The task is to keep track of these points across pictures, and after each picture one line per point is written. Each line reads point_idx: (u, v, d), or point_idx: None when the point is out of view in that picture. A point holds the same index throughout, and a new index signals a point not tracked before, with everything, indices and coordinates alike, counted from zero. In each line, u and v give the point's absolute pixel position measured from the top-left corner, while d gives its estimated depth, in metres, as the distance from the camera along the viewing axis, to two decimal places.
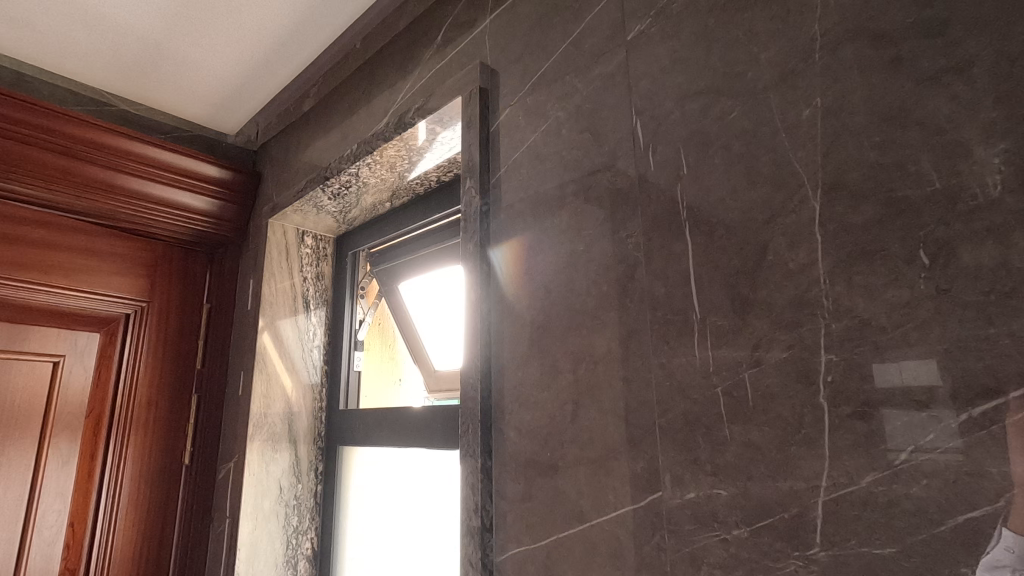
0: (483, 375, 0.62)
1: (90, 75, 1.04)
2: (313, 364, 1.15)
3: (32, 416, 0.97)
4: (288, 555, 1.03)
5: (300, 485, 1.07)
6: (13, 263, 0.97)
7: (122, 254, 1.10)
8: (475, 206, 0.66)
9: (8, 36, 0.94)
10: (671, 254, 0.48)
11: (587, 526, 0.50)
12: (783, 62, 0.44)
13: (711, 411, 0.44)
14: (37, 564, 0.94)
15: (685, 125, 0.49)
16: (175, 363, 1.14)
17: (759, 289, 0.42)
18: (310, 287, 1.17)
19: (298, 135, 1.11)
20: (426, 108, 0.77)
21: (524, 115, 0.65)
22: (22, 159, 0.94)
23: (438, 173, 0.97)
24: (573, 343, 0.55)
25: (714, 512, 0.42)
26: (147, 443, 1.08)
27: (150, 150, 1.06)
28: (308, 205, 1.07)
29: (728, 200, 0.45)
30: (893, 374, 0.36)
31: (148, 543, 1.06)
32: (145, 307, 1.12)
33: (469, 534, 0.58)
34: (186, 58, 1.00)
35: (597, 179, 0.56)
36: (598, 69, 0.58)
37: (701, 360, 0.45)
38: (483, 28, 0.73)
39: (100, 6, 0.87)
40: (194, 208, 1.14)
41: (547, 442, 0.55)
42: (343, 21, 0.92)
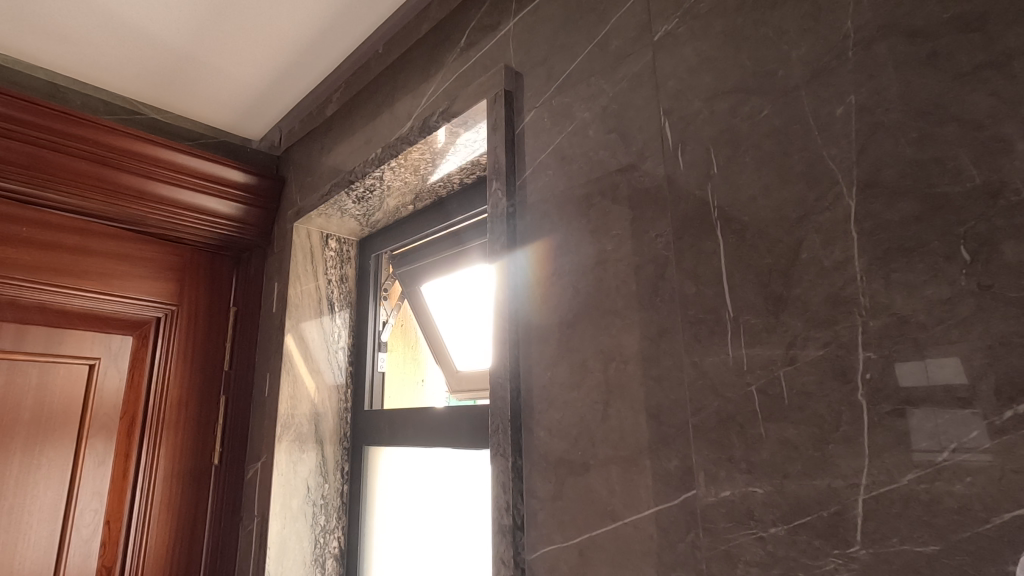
0: (511, 374, 0.62)
1: (122, 85, 1.07)
2: (338, 365, 1.16)
3: (70, 417, 1.00)
4: (316, 554, 1.04)
5: (327, 485, 1.09)
6: (49, 268, 1.00)
7: (153, 259, 1.13)
8: (502, 207, 0.66)
9: (44, 49, 0.97)
10: (702, 253, 0.48)
11: (619, 524, 0.51)
12: (814, 60, 0.44)
13: (745, 409, 0.44)
14: (76, 561, 0.97)
15: (714, 124, 0.49)
16: (204, 365, 1.16)
17: (793, 287, 0.42)
18: (334, 289, 1.19)
19: (321, 140, 1.12)
20: (450, 111, 0.78)
21: (550, 116, 0.65)
22: (58, 168, 0.97)
23: (461, 176, 0.98)
24: (603, 342, 0.55)
25: (750, 511, 0.42)
26: (178, 444, 1.11)
27: (179, 156, 1.09)
28: (332, 208, 1.09)
29: (760, 198, 0.45)
30: (920, 372, 0.36)
31: (180, 541, 1.08)
32: (175, 310, 1.15)
33: (501, 532, 0.59)
34: (213, 67, 1.02)
35: (625, 180, 0.56)
36: (624, 70, 0.58)
37: (734, 359, 0.45)
38: (507, 31, 0.74)
39: (133, 19, 0.90)
40: (221, 212, 1.17)
41: (578, 441, 0.56)
42: (367, 26, 0.94)
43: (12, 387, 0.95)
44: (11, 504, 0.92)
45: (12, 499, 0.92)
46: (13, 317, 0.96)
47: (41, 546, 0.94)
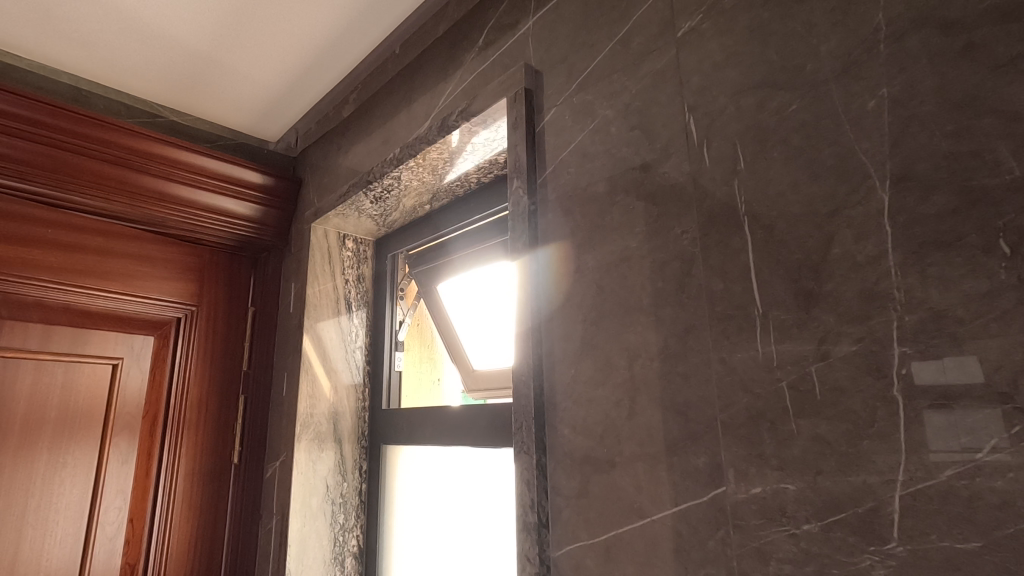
0: (534, 371, 0.62)
1: (143, 88, 1.08)
2: (356, 364, 1.17)
3: (94, 416, 1.01)
4: (336, 552, 1.05)
5: (346, 483, 1.09)
6: (73, 269, 1.01)
7: (173, 260, 1.14)
8: (523, 205, 0.67)
9: (67, 52, 0.98)
10: (729, 249, 0.48)
11: (647, 521, 0.51)
12: (844, 53, 0.43)
13: (776, 405, 0.43)
14: (101, 558, 0.98)
15: (740, 120, 0.49)
16: (223, 365, 1.17)
17: (825, 282, 0.42)
18: (351, 289, 1.20)
19: (338, 141, 1.13)
20: (469, 110, 0.79)
21: (571, 114, 0.65)
22: (82, 171, 0.99)
23: (478, 175, 0.98)
24: (628, 339, 0.55)
25: (782, 507, 0.42)
26: (199, 443, 1.12)
27: (198, 158, 1.10)
28: (350, 208, 1.09)
29: (789, 194, 0.45)
30: (934, 373, 0.37)
31: (201, 539, 1.09)
32: (195, 310, 1.16)
33: (526, 530, 0.59)
34: (232, 69, 1.03)
35: (648, 176, 0.56)
36: (647, 67, 0.58)
37: (764, 355, 0.45)
38: (527, 30, 0.74)
39: (154, 24, 0.91)
40: (239, 214, 1.18)
41: (603, 438, 0.56)
42: (385, 27, 0.94)
43: (38, 387, 0.96)
44: (38, 502, 0.94)
45: (39, 497, 0.94)
46: (39, 317, 0.98)
47: (67, 543, 0.95)
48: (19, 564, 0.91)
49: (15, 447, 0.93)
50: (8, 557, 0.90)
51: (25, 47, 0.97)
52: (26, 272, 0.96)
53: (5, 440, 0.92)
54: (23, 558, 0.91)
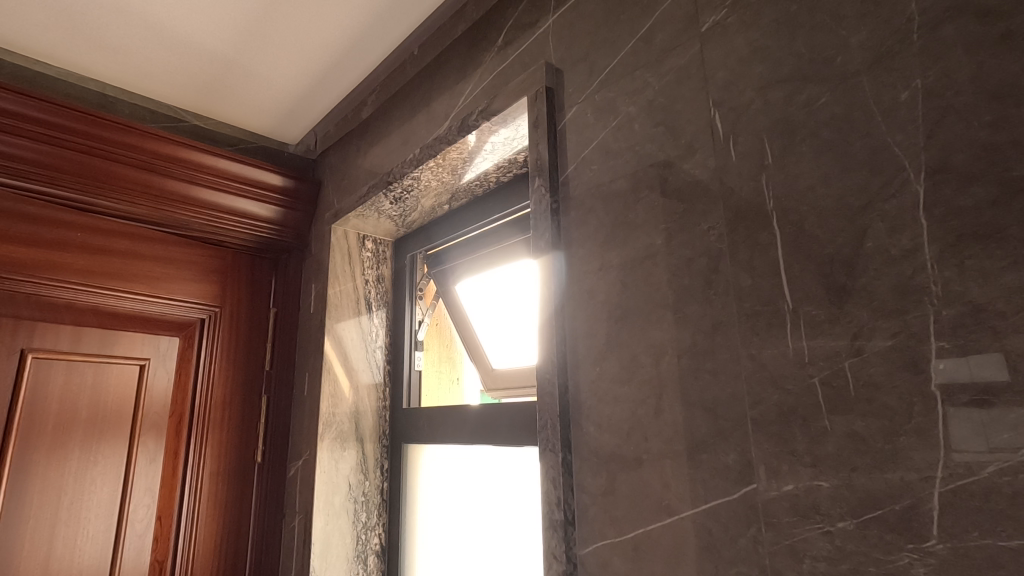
0: (559, 369, 0.62)
1: (167, 93, 1.10)
2: (376, 364, 1.18)
3: (123, 416, 1.03)
4: (358, 550, 1.06)
5: (367, 482, 1.10)
6: (102, 272, 1.03)
7: (196, 262, 1.16)
8: (545, 203, 0.67)
9: (95, 60, 1.00)
10: (758, 244, 0.48)
11: (676, 519, 0.50)
12: (875, 45, 0.43)
13: (808, 402, 0.43)
14: (131, 555, 1.01)
15: (767, 114, 0.49)
16: (246, 365, 1.19)
17: (858, 277, 0.42)
18: (371, 289, 1.21)
19: (357, 143, 1.14)
20: (489, 110, 0.79)
21: (593, 112, 0.65)
22: (109, 176, 1.01)
23: (498, 174, 0.98)
24: (654, 336, 0.55)
25: (815, 505, 0.42)
26: (224, 442, 1.14)
27: (221, 162, 1.12)
28: (369, 209, 1.10)
29: (819, 188, 0.44)
30: (969, 368, 0.36)
31: (226, 537, 1.11)
32: (218, 311, 1.18)
33: (552, 528, 0.59)
34: (254, 73, 1.04)
35: (673, 173, 0.56)
36: (670, 63, 0.58)
37: (795, 351, 0.44)
38: (547, 28, 0.74)
39: (178, 30, 0.93)
40: (260, 215, 1.19)
41: (630, 436, 0.56)
42: (403, 29, 0.95)
43: (70, 386, 0.98)
44: (71, 500, 0.96)
45: (72, 495, 0.96)
46: (69, 319, 1.00)
47: (99, 540, 0.98)
48: (53, 560, 0.93)
49: (48, 446, 0.95)
50: (42, 554, 0.92)
51: (54, 56, 0.99)
52: (56, 275, 0.99)
53: (39, 439, 0.94)
54: (56, 555, 0.93)
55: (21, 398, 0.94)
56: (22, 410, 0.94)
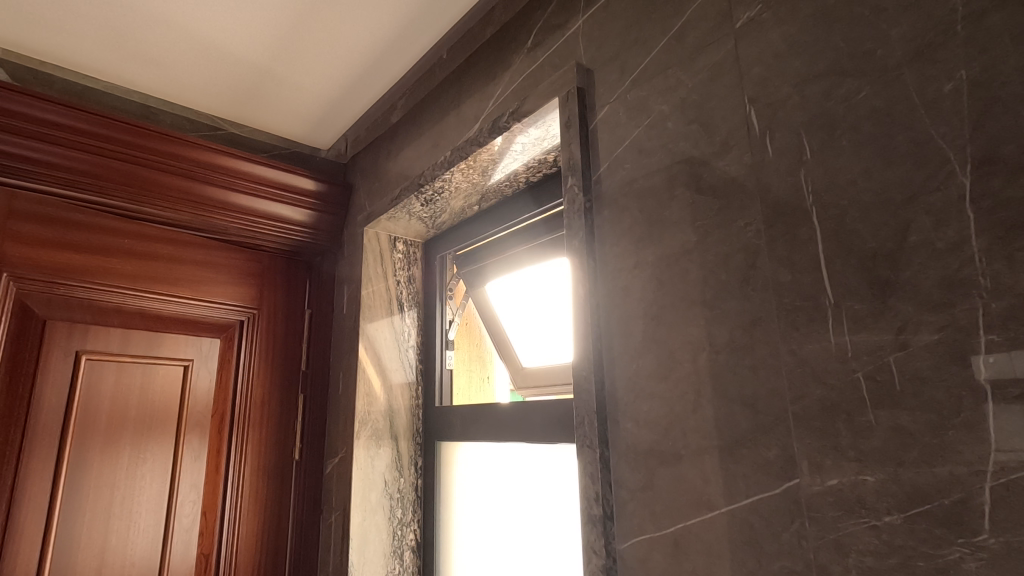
0: (595, 367, 0.63)
1: (205, 102, 1.14)
2: (409, 363, 1.20)
3: (169, 415, 1.07)
4: (395, 545, 1.08)
5: (402, 479, 1.13)
6: (147, 277, 1.08)
7: (235, 265, 1.20)
8: (579, 202, 0.67)
9: (139, 73, 1.05)
10: (797, 239, 0.48)
11: (716, 514, 0.51)
12: (917, 37, 0.43)
13: (852, 397, 0.43)
14: (179, 548, 1.04)
15: (805, 109, 0.49)
16: (283, 365, 1.22)
17: (902, 270, 0.41)
18: (403, 289, 1.23)
19: (387, 146, 1.16)
20: (521, 111, 0.80)
21: (625, 111, 0.66)
22: (152, 183, 1.05)
23: (528, 174, 0.99)
24: (691, 332, 0.55)
25: (861, 499, 0.42)
26: (263, 439, 1.17)
27: (257, 167, 1.15)
28: (400, 212, 1.12)
29: (860, 182, 0.44)
30: (1019, 361, 0.36)
31: (267, 532, 1.14)
32: (256, 313, 1.22)
33: (591, 522, 0.60)
34: (289, 81, 1.07)
35: (707, 170, 0.56)
36: (704, 60, 0.58)
37: (837, 346, 0.44)
38: (577, 29, 0.75)
39: (217, 41, 0.96)
40: (294, 219, 1.23)
41: (668, 432, 0.56)
42: (433, 34, 0.97)
43: (120, 386, 1.03)
44: (122, 495, 1.00)
45: (124, 490, 1.00)
46: (118, 322, 1.04)
47: (148, 534, 1.02)
48: (108, 552, 0.97)
49: (102, 443, 0.99)
50: (98, 546, 0.96)
51: (101, 70, 1.04)
52: (105, 280, 1.03)
53: (93, 436, 0.99)
54: (111, 547, 0.97)
55: (77, 397, 0.98)
56: (78, 410, 0.98)
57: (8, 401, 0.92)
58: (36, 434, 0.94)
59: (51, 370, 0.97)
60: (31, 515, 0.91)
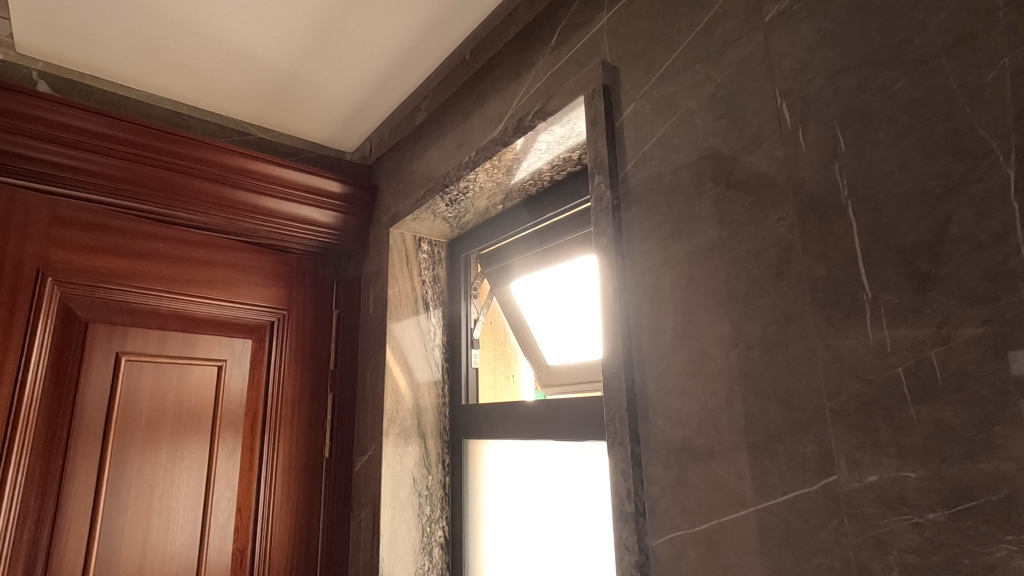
0: (625, 364, 0.63)
1: (235, 108, 1.17)
2: (435, 362, 1.21)
3: (204, 414, 1.10)
4: (424, 541, 1.10)
5: (430, 476, 1.14)
6: (182, 279, 1.11)
7: (265, 267, 1.22)
8: (606, 199, 0.67)
9: (173, 81, 1.08)
10: (832, 234, 0.47)
11: (751, 511, 0.50)
12: (956, 25, 0.42)
13: (892, 392, 0.42)
14: (216, 544, 1.07)
15: (839, 102, 0.48)
16: (312, 364, 1.25)
17: (943, 264, 0.41)
18: (428, 289, 1.25)
19: (411, 147, 1.17)
20: (546, 110, 0.80)
21: (652, 107, 0.66)
22: (186, 188, 1.08)
23: (552, 172, 0.99)
24: (723, 329, 0.55)
25: (902, 496, 0.41)
26: (294, 437, 1.20)
27: (284, 171, 1.17)
28: (425, 212, 1.13)
29: (898, 174, 0.44)
30: None
31: (300, 528, 1.17)
32: (285, 314, 1.24)
33: (623, 519, 0.60)
34: (315, 85, 1.09)
35: (737, 165, 0.55)
36: (732, 54, 0.58)
37: (875, 341, 0.44)
38: (601, 27, 0.75)
39: (247, 49, 0.98)
40: (321, 221, 1.25)
41: (700, 428, 0.56)
42: (456, 36, 0.98)
43: (158, 385, 1.06)
44: (162, 491, 1.03)
45: (163, 487, 1.03)
46: (155, 324, 1.08)
47: (187, 529, 1.05)
48: (149, 547, 1.00)
49: (141, 441, 1.03)
50: (140, 540, 0.99)
51: (136, 80, 1.07)
52: (143, 283, 1.06)
53: (134, 434, 1.02)
54: (152, 541, 1.01)
55: (118, 397, 1.01)
56: (119, 409, 1.01)
57: (55, 400, 0.96)
58: (80, 433, 0.97)
59: (94, 370, 1.00)
60: (77, 510, 0.95)
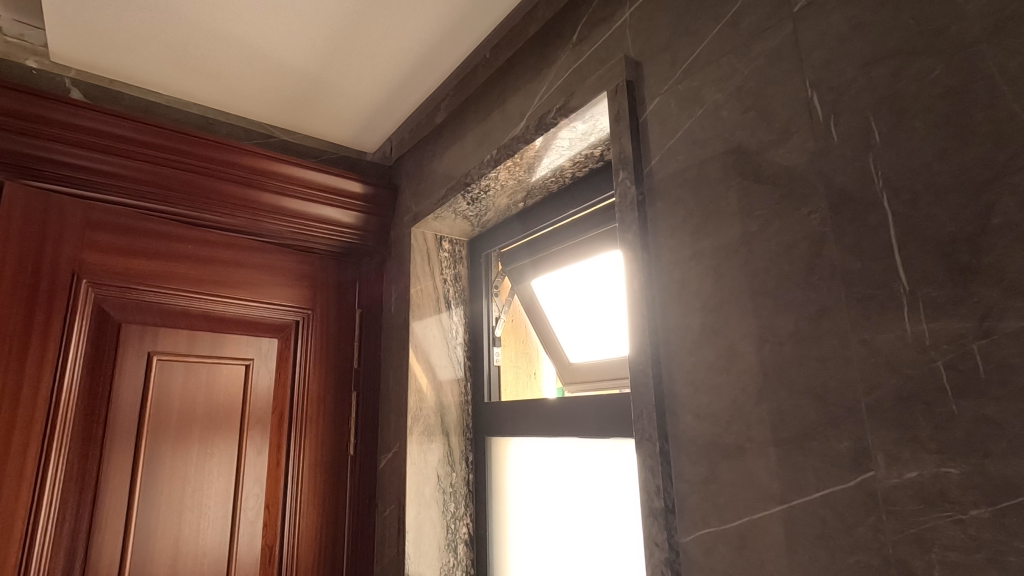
0: (652, 360, 0.63)
1: (259, 111, 1.19)
2: (457, 359, 1.22)
3: (233, 412, 1.12)
4: (449, 538, 1.11)
5: (454, 473, 1.15)
6: (210, 280, 1.13)
7: (289, 268, 1.24)
8: (631, 195, 0.67)
9: (199, 87, 1.10)
10: (866, 226, 0.46)
11: (785, 507, 0.50)
12: (996, 11, 0.41)
13: (931, 386, 0.42)
14: (246, 539, 1.09)
15: (872, 92, 0.47)
16: (337, 363, 1.26)
17: (984, 255, 0.40)
18: (450, 287, 1.25)
19: (432, 147, 1.18)
20: (568, 106, 0.80)
21: (677, 101, 0.65)
22: (212, 191, 1.11)
23: (573, 169, 0.99)
24: (753, 324, 0.54)
25: (944, 492, 0.40)
26: (320, 435, 1.21)
27: (308, 172, 1.19)
28: (447, 211, 1.14)
29: (935, 164, 0.43)
30: None
31: (326, 524, 1.18)
32: (310, 313, 1.26)
33: (652, 516, 0.60)
34: (337, 87, 1.10)
35: (766, 158, 0.55)
36: (760, 46, 0.57)
37: (913, 334, 0.43)
38: (623, 22, 0.75)
39: (272, 53, 1.00)
40: (343, 221, 1.26)
41: (730, 424, 0.55)
42: (477, 36, 0.98)
43: (189, 384, 1.08)
44: (193, 488, 1.05)
45: (195, 483, 1.06)
46: (185, 324, 1.10)
47: (217, 525, 1.07)
48: (182, 542, 1.02)
49: (173, 440, 1.05)
50: (173, 537, 1.02)
51: (164, 85, 1.09)
52: (173, 284, 1.09)
53: (166, 432, 1.04)
54: (184, 537, 1.03)
55: (150, 396, 1.04)
56: (151, 408, 1.04)
57: (91, 399, 0.99)
58: (115, 431, 1.00)
59: (127, 369, 1.03)
60: (113, 506, 0.98)
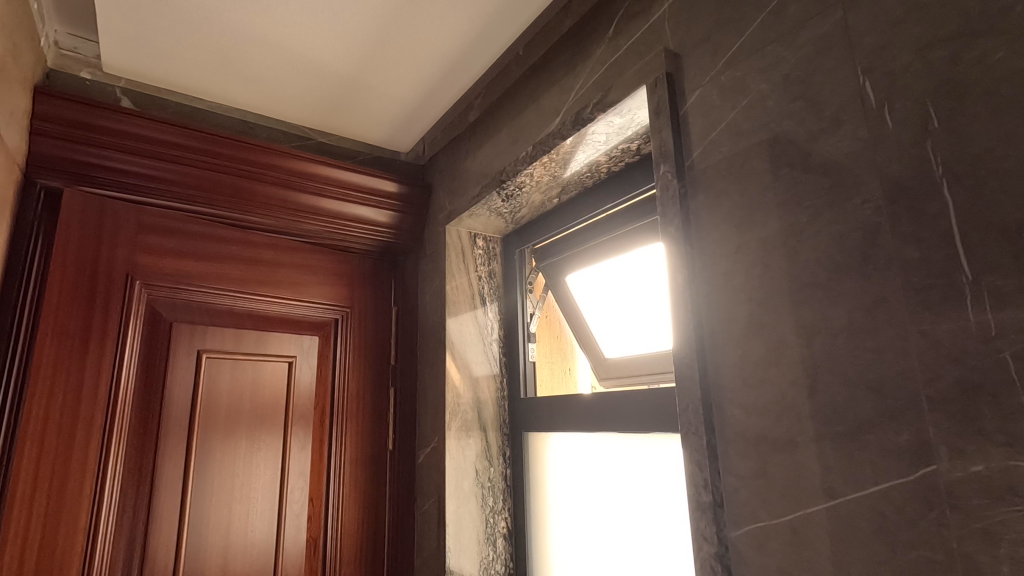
0: (697, 354, 0.63)
1: (297, 114, 1.22)
2: (493, 356, 1.23)
3: (277, 408, 1.15)
4: (488, 532, 1.12)
5: (492, 468, 1.16)
6: (254, 280, 1.17)
7: (328, 267, 1.27)
8: (673, 188, 0.67)
9: (241, 92, 1.13)
10: (925, 215, 0.45)
11: (840, 501, 0.49)
12: None
13: (998, 377, 0.40)
14: (291, 532, 1.12)
15: (930, 76, 0.46)
16: (375, 360, 1.29)
17: None
18: (485, 284, 1.26)
19: (466, 145, 1.19)
20: (606, 101, 0.80)
21: (719, 92, 0.64)
22: (254, 193, 1.14)
23: (609, 163, 0.98)
24: (804, 316, 0.54)
25: (1013, 486, 0.39)
26: (360, 430, 1.24)
27: (344, 173, 1.21)
28: (481, 208, 1.15)
29: (1000, 149, 0.42)
30: None
31: (367, 518, 1.21)
32: (348, 311, 1.28)
33: (700, 509, 0.60)
34: (373, 88, 1.12)
35: (816, 147, 0.54)
36: (807, 34, 0.56)
37: (977, 325, 0.42)
38: (661, 14, 0.74)
39: (311, 57, 1.02)
40: (379, 220, 1.28)
41: (779, 418, 0.55)
42: (510, 34, 0.98)
43: (235, 381, 1.12)
44: (242, 481, 1.09)
45: (243, 476, 1.09)
46: (231, 322, 1.14)
47: (264, 517, 1.10)
48: (232, 533, 1.06)
49: (222, 434, 1.09)
50: (224, 528, 1.06)
51: (208, 91, 1.13)
52: (219, 284, 1.13)
53: (215, 427, 1.08)
54: (234, 529, 1.06)
55: (200, 392, 1.08)
56: (202, 404, 1.08)
57: (145, 395, 1.03)
58: (169, 426, 1.04)
59: (179, 367, 1.07)
60: (168, 498, 1.02)
